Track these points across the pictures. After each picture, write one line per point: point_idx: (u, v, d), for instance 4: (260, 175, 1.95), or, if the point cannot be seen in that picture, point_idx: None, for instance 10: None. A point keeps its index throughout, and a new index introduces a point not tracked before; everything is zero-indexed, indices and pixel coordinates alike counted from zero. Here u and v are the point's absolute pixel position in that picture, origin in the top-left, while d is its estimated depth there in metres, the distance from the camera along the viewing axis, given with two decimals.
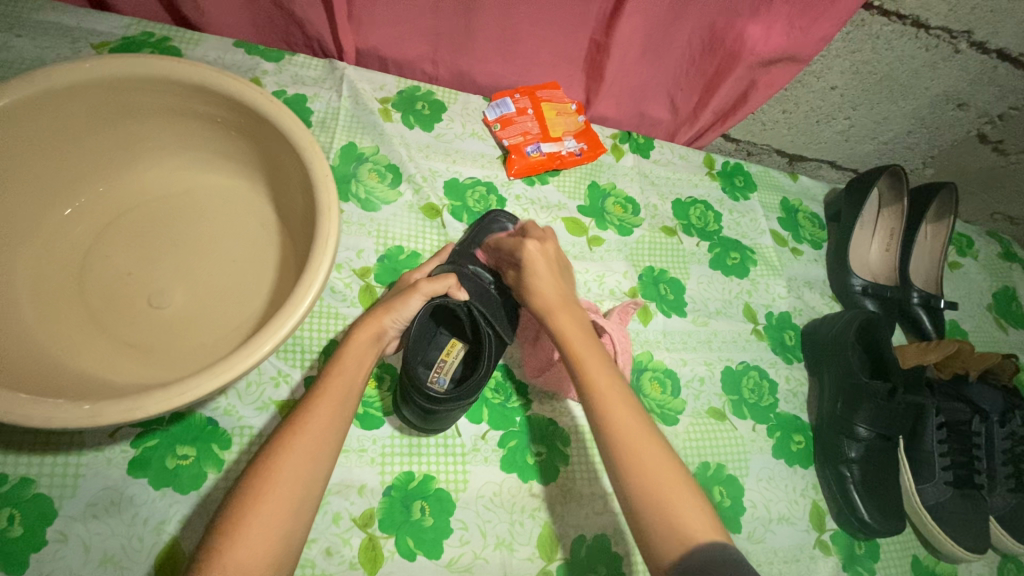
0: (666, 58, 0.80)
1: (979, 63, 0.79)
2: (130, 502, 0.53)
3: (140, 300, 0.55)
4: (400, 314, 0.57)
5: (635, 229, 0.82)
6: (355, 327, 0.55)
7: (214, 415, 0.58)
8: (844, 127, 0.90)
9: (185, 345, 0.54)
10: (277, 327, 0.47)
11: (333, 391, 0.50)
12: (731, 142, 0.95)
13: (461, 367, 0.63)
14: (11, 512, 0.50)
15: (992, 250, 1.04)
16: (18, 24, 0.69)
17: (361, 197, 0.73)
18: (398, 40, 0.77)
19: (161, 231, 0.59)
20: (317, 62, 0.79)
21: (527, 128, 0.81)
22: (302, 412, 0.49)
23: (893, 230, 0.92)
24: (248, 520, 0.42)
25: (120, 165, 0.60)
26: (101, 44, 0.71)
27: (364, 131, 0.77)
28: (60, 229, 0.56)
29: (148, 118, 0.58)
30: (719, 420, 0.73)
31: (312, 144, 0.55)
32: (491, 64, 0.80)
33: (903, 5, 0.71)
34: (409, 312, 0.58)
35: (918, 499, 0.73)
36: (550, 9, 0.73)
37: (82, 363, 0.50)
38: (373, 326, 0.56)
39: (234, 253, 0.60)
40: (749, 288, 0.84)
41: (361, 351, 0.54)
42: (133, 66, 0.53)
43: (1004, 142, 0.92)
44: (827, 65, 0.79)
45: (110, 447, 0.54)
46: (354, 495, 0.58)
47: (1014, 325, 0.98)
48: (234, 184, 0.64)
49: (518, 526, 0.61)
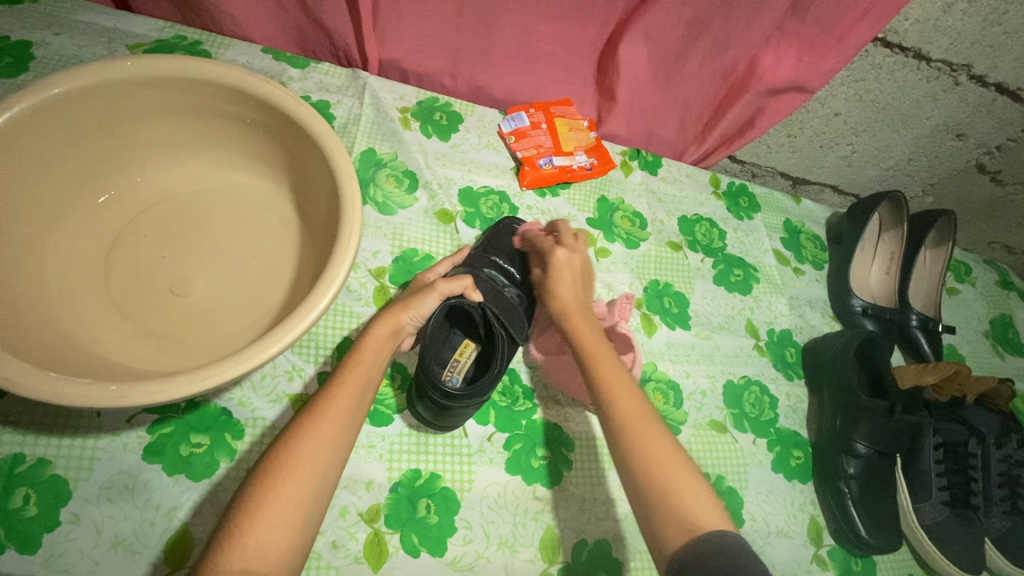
0: (677, 82, 0.83)
1: (978, 96, 0.82)
2: (143, 488, 0.54)
3: (164, 288, 0.57)
4: (417, 312, 0.58)
5: (642, 243, 0.85)
6: (375, 323, 0.57)
7: (228, 405, 0.59)
8: (847, 152, 0.93)
9: (205, 335, 0.56)
10: (298, 320, 0.49)
11: (348, 380, 0.52)
12: (737, 163, 0.97)
13: (477, 367, 0.65)
14: (26, 492, 0.51)
15: (989, 278, 1.06)
16: (58, 23, 0.72)
17: (379, 201, 0.75)
18: (419, 53, 0.80)
19: (186, 224, 0.61)
20: (341, 71, 0.82)
21: (541, 142, 0.83)
22: (320, 401, 0.50)
23: (893, 254, 0.94)
24: (264, 503, 0.44)
25: (150, 159, 0.62)
26: (135, 45, 0.74)
27: (384, 137, 0.80)
28: (92, 217, 0.58)
29: (180, 116, 0.61)
30: (720, 433, 0.74)
31: (338, 148, 0.57)
32: (508, 78, 0.83)
33: (905, 38, 0.74)
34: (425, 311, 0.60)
35: (915, 519, 0.73)
36: (567, 28, 0.76)
37: (106, 348, 0.52)
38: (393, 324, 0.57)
39: (255, 248, 0.62)
40: (752, 304, 0.86)
41: (377, 346, 0.56)
42: (172, 66, 0.56)
43: (1002, 172, 0.94)
44: (831, 92, 0.82)
45: (127, 432, 0.56)
46: (362, 490, 0.59)
47: (1010, 351, 1.00)
48: (257, 184, 0.66)
49: (521, 528, 0.62)
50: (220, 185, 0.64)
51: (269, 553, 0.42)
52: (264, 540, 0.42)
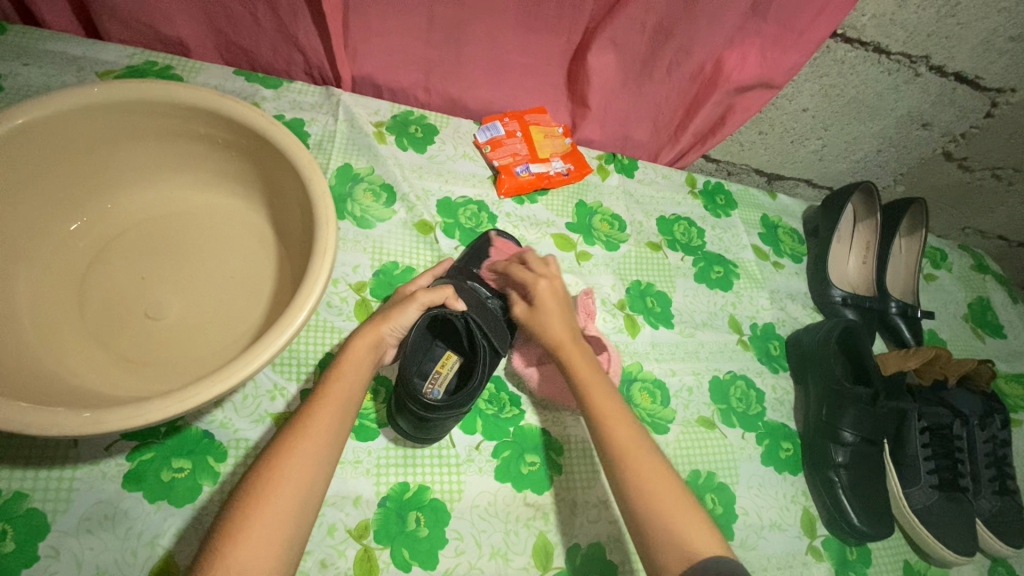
0: (648, 85, 0.84)
1: (939, 86, 0.84)
2: (124, 516, 0.53)
3: (139, 312, 0.57)
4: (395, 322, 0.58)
5: (622, 245, 0.85)
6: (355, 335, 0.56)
7: (210, 427, 0.59)
8: (817, 146, 0.95)
9: (183, 358, 0.55)
10: (276, 336, 0.48)
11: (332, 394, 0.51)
12: (712, 163, 0.99)
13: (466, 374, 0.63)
14: (3, 528, 0.49)
15: (965, 262, 1.08)
16: (25, 54, 0.72)
17: (357, 215, 0.75)
18: (392, 68, 0.81)
19: (160, 247, 0.61)
20: (314, 89, 0.82)
21: (517, 150, 0.84)
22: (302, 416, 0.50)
23: (869, 243, 0.96)
24: (247, 527, 0.43)
25: (122, 185, 0.62)
26: (105, 72, 0.74)
27: (359, 152, 0.80)
28: (63, 244, 0.58)
29: (151, 139, 0.61)
30: (709, 429, 0.74)
31: (311, 164, 0.57)
32: (481, 90, 0.84)
33: (864, 33, 0.76)
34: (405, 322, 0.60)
35: (906, 504, 0.74)
36: (535, 38, 0.77)
37: (81, 376, 0.51)
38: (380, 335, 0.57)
39: (232, 268, 0.62)
40: (734, 300, 0.87)
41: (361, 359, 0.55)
42: (139, 90, 0.56)
43: (968, 159, 0.97)
44: (798, 88, 0.84)
45: (106, 460, 0.55)
46: (349, 506, 0.58)
47: (990, 333, 1.02)
48: (232, 204, 0.65)
49: (513, 536, 0.62)
50: (194, 207, 0.64)
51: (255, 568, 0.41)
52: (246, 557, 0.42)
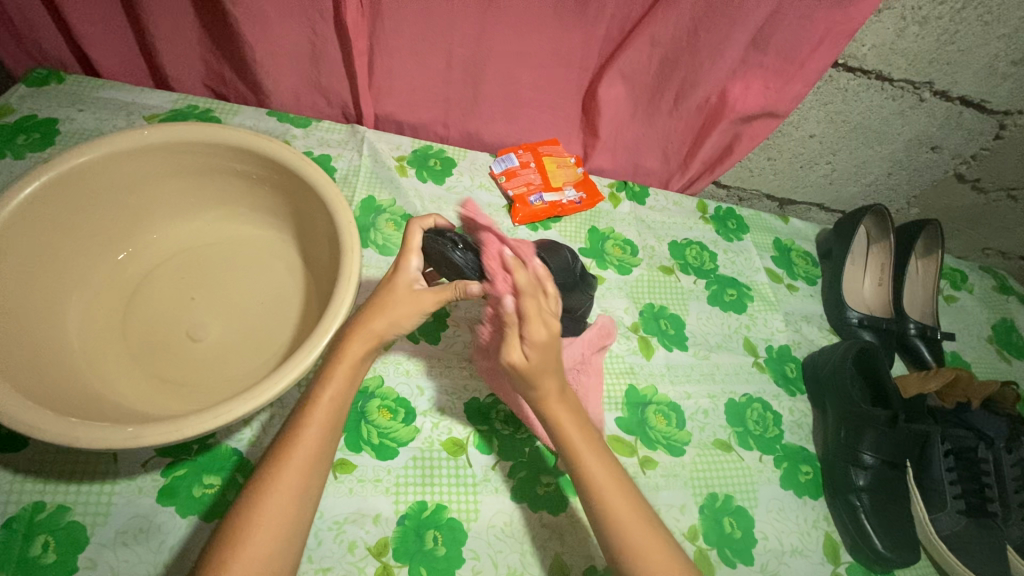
0: (656, 116, 0.87)
1: (945, 110, 0.85)
2: (157, 530, 0.55)
3: (177, 337, 0.61)
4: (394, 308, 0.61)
5: (635, 269, 0.87)
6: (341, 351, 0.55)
7: (239, 445, 0.62)
8: (827, 171, 0.97)
9: (216, 379, 0.58)
10: (304, 356, 0.51)
11: (338, 394, 0.53)
12: (723, 188, 1.02)
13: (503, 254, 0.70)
14: (46, 539, 0.53)
15: (987, 283, 1.07)
16: (80, 101, 0.79)
17: (379, 243, 0.79)
18: (413, 106, 0.86)
19: (197, 275, 0.65)
20: (340, 127, 0.88)
21: (530, 180, 0.88)
22: (301, 411, 0.52)
23: (884, 265, 0.97)
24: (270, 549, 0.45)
25: (164, 217, 0.67)
26: (152, 115, 0.80)
27: (382, 185, 0.85)
28: (112, 273, 0.63)
29: (193, 177, 0.66)
30: (726, 451, 0.74)
31: (337, 195, 0.61)
32: (496, 124, 0.89)
33: (865, 63, 0.78)
34: (414, 243, 0.59)
35: (932, 530, 0.73)
36: (547, 77, 0.82)
37: (123, 397, 0.55)
38: (371, 325, 0.55)
39: (263, 295, 0.66)
40: (748, 322, 0.88)
41: None
42: (185, 133, 0.61)
43: (982, 180, 0.97)
44: (803, 116, 0.86)
45: (142, 475, 0.58)
46: (369, 523, 0.60)
47: (1017, 355, 0.99)
48: (263, 235, 0.70)
49: (529, 556, 0.62)
50: (231, 237, 0.69)
51: (267, 558, 0.45)
52: (261, 557, 0.45)
